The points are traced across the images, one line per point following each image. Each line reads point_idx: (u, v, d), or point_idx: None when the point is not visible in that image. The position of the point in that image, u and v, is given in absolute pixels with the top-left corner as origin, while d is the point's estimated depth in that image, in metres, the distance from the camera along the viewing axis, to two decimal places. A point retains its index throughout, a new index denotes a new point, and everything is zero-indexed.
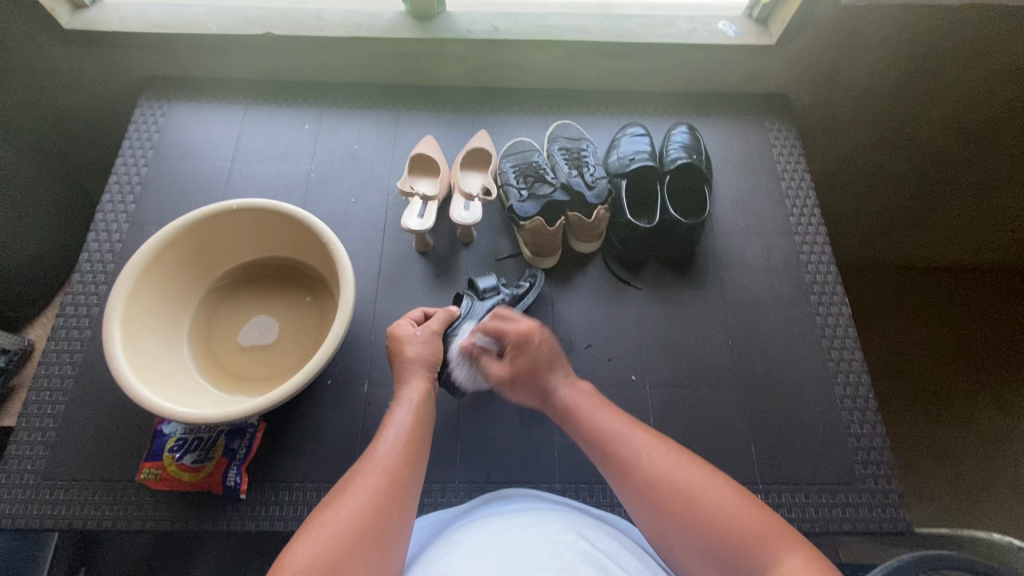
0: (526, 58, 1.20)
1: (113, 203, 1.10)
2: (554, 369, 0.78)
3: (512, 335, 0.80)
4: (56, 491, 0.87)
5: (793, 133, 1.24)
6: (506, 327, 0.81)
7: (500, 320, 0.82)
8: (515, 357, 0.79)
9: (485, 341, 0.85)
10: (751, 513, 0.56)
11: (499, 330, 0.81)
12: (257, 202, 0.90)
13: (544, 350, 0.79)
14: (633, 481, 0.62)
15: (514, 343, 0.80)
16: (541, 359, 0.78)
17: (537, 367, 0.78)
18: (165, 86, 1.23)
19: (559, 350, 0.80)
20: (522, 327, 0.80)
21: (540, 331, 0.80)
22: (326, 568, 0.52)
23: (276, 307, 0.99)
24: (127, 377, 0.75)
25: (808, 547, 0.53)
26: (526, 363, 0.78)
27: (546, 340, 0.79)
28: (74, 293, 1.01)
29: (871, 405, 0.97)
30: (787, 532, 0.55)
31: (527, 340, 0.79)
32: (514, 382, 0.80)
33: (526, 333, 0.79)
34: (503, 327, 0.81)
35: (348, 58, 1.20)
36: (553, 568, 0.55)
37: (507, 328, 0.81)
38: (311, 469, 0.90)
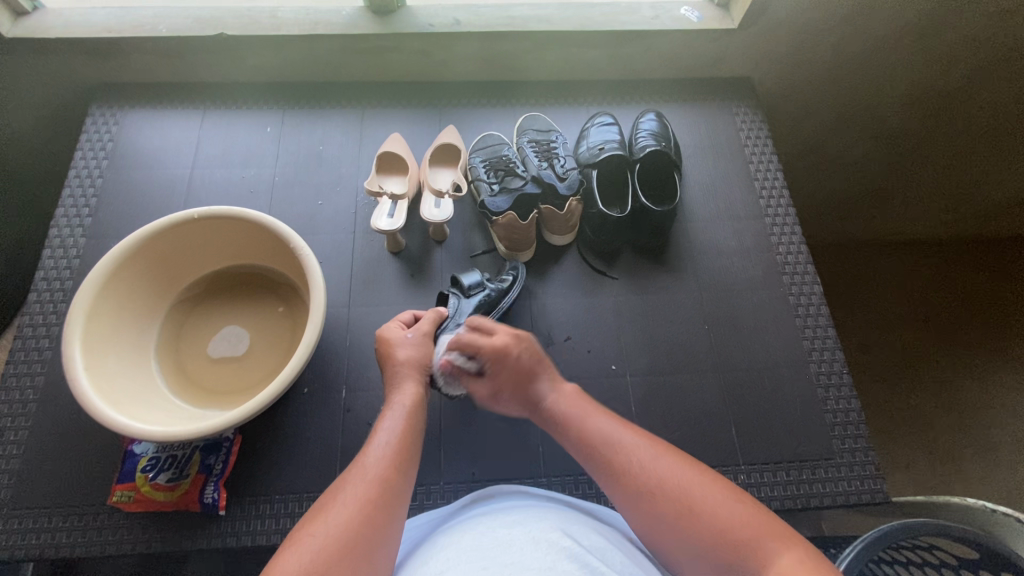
0: (491, 50, 1.18)
1: (68, 218, 1.05)
2: (538, 377, 0.76)
3: (489, 351, 0.75)
4: (24, 520, 0.83)
5: (760, 116, 1.25)
6: (479, 340, 0.76)
7: (470, 337, 0.77)
8: (496, 371, 0.76)
9: (462, 359, 0.79)
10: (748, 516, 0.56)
11: (473, 346, 0.76)
12: (219, 210, 0.87)
13: (526, 361, 0.76)
14: (628, 485, 0.62)
15: (491, 358, 0.75)
16: (523, 369, 0.75)
17: (522, 374, 0.75)
18: (116, 93, 1.18)
19: (540, 355, 0.77)
20: (498, 339, 0.76)
21: (517, 342, 0.75)
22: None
23: (246, 317, 0.96)
24: (88, 397, 0.72)
25: (800, 543, 0.53)
26: (508, 379, 0.75)
27: (526, 348, 0.76)
28: (32, 312, 0.97)
29: (845, 380, 0.99)
30: (778, 529, 0.55)
31: (506, 354, 0.75)
32: (502, 395, 0.77)
33: (503, 345, 0.75)
34: (476, 343, 0.76)
35: (308, 58, 1.17)
36: (536, 567, 0.54)
37: (480, 344, 0.76)
38: (293, 480, 0.88)
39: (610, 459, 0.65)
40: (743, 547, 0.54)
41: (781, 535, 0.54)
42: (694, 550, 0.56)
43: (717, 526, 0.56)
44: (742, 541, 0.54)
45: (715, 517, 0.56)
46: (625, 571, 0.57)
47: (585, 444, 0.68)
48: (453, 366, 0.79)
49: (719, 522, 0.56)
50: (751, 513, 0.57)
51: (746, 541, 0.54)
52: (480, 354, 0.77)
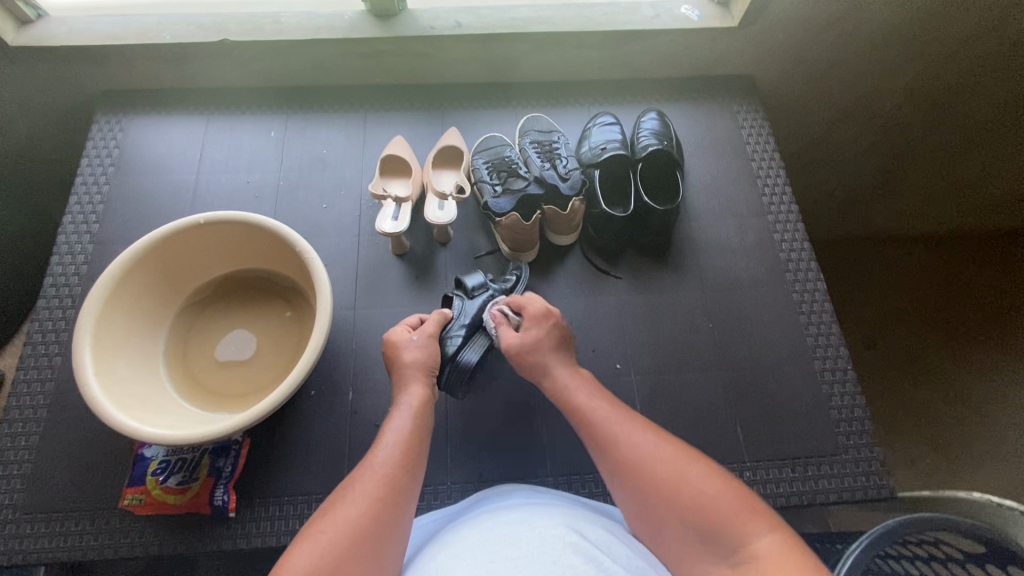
0: (492, 51, 1.18)
1: (76, 224, 1.06)
2: (560, 352, 0.81)
3: (535, 309, 0.84)
4: (37, 524, 0.84)
5: (761, 113, 1.25)
6: (533, 301, 0.86)
7: (526, 296, 0.87)
8: (529, 330, 0.83)
9: (510, 312, 0.87)
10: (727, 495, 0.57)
11: (523, 302, 0.86)
12: (225, 215, 0.88)
13: (555, 333, 0.83)
14: (619, 459, 0.64)
15: (533, 317, 0.84)
16: (551, 338, 0.82)
17: (543, 347, 0.81)
18: (121, 99, 1.19)
19: (569, 335, 0.85)
20: (544, 304, 0.85)
21: (558, 314, 0.85)
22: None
23: (253, 321, 0.97)
24: (99, 403, 0.73)
25: (781, 526, 0.54)
26: (535, 342, 0.81)
27: (561, 324, 0.84)
28: (41, 319, 0.98)
29: (849, 376, 0.99)
30: (759, 509, 0.56)
31: (547, 318, 0.84)
32: (523, 363, 0.81)
33: (549, 310, 0.85)
34: (528, 301, 0.86)
35: (311, 62, 1.18)
36: (543, 561, 0.54)
37: (532, 302, 0.85)
38: (302, 482, 0.89)
39: (607, 435, 0.67)
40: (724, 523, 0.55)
41: (766, 516, 0.55)
42: (678, 524, 0.57)
43: (700, 503, 0.57)
44: (727, 519, 0.55)
45: (700, 495, 0.58)
46: (632, 564, 0.57)
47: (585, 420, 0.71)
48: (500, 314, 0.87)
49: (703, 500, 0.57)
50: (737, 493, 0.58)
51: (727, 517, 0.55)
52: (524, 312, 0.85)
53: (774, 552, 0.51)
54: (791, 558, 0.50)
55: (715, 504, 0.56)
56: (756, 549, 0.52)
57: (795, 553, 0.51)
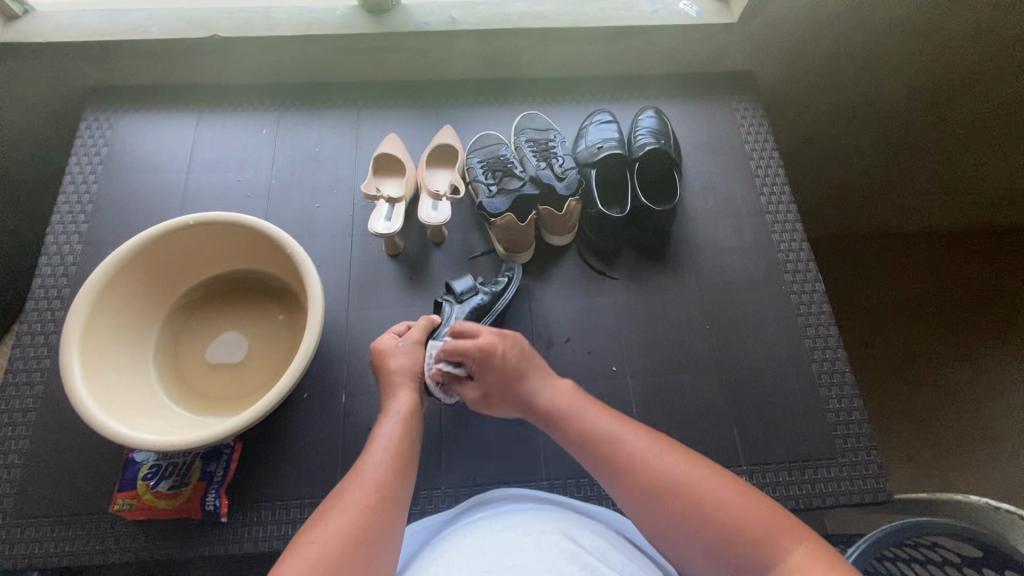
0: (488, 48, 1.16)
1: (65, 224, 1.05)
2: (526, 375, 0.75)
3: (474, 352, 0.75)
4: (27, 529, 0.83)
5: (760, 111, 1.23)
6: (467, 345, 0.75)
7: (460, 339, 0.77)
8: (483, 377, 0.75)
9: (451, 366, 0.78)
10: (751, 507, 0.56)
11: (459, 351, 0.75)
12: (214, 215, 0.87)
13: (512, 356, 0.75)
14: (630, 482, 0.61)
15: (475, 360, 0.75)
16: (510, 368, 0.75)
17: (510, 372, 0.75)
18: (110, 96, 1.17)
19: (528, 350, 0.77)
20: (482, 340, 0.75)
21: (502, 340, 0.75)
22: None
23: (245, 322, 0.96)
24: (88, 408, 0.72)
25: (810, 534, 0.53)
26: (497, 380, 0.75)
27: (512, 347, 0.76)
28: (30, 321, 0.97)
29: (847, 378, 0.98)
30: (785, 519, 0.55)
31: (489, 355, 0.74)
32: (491, 399, 0.77)
33: (487, 346, 0.75)
34: (462, 347, 0.75)
35: (303, 58, 1.16)
36: (539, 568, 0.53)
37: (468, 347, 0.75)
38: (295, 487, 0.88)
39: (611, 453, 0.64)
40: (754, 542, 0.53)
41: (790, 529, 0.54)
42: (706, 547, 0.55)
43: (727, 523, 0.55)
44: (753, 535, 0.54)
45: (721, 512, 0.56)
46: (626, 571, 0.56)
47: (583, 438, 0.67)
48: (444, 373, 0.78)
49: (729, 519, 0.55)
50: (756, 505, 0.56)
51: (758, 536, 0.53)
52: (466, 359, 0.76)
53: (808, 565, 0.50)
54: (822, 570, 0.50)
55: (742, 524, 0.54)
56: (791, 569, 0.51)
57: (826, 561, 0.50)
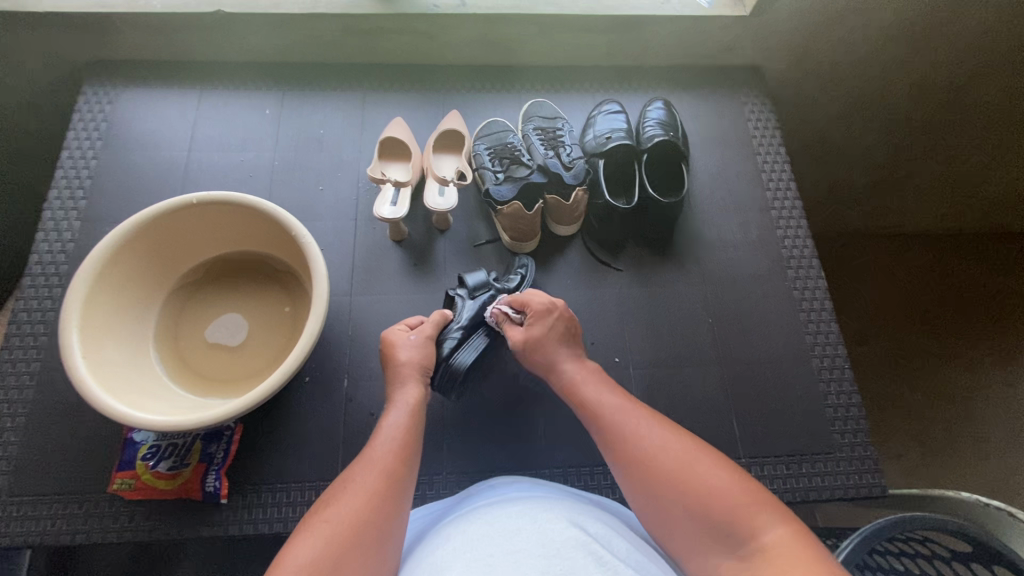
0: (497, 33, 1.15)
1: (62, 200, 1.03)
2: (566, 344, 0.81)
3: (538, 303, 0.84)
4: (24, 507, 0.83)
5: (768, 106, 1.23)
6: (533, 298, 0.85)
7: (529, 293, 0.86)
8: (533, 324, 0.82)
9: (512, 310, 0.86)
10: (738, 486, 0.57)
11: (527, 299, 0.85)
12: (218, 195, 0.85)
13: (559, 325, 0.83)
14: (634, 459, 0.63)
15: (536, 311, 0.83)
16: (555, 333, 0.82)
17: (550, 338, 0.81)
18: (109, 70, 1.15)
19: (575, 330, 0.85)
20: (550, 300, 0.85)
21: (563, 306, 0.85)
22: (328, 567, 0.51)
23: (247, 305, 0.95)
24: (91, 390, 0.70)
25: (797, 522, 0.53)
26: (540, 334, 0.81)
27: (566, 314, 0.84)
28: (26, 298, 0.95)
29: (847, 375, 0.99)
30: (777, 506, 0.55)
31: (549, 312, 0.83)
32: (525, 350, 0.81)
33: (551, 305, 0.84)
34: (530, 299, 0.85)
35: (309, 38, 1.14)
36: (542, 555, 0.53)
37: (535, 299, 0.85)
38: (295, 470, 0.88)
39: (619, 431, 0.66)
40: (735, 517, 0.54)
41: (776, 512, 0.54)
42: (693, 526, 0.56)
43: (711, 498, 0.56)
44: (736, 514, 0.54)
45: (708, 488, 0.57)
46: (632, 559, 0.56)
47: (599, 414, 0.69)
48: (503, 312, 0.86)
49: (715, 494, 0.56)
50: (746, 489, 0.57)
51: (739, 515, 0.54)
52: (528, 307, 0.84)
53: (786, 544, 0.50)
54: (798, 550, 0.50)
55: (726, 500, 0.55)
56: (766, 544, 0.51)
57: (804, 543, 0.51)
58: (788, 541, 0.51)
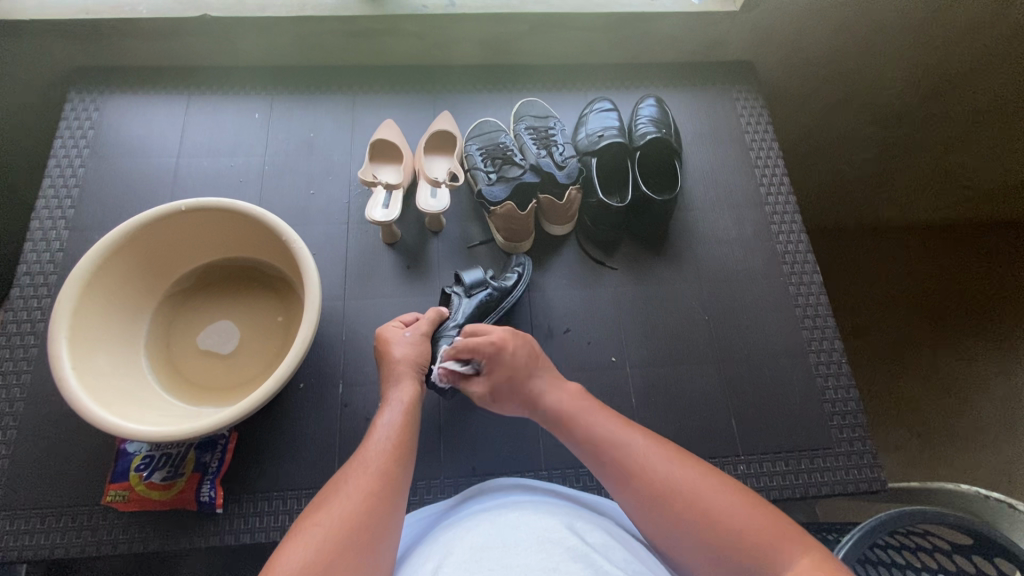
0: (486, 33, 1.14)
1: (50, 209, 1.02)
2: (535, 370, 0.75)
3: (486, 348, 0.75)
4: (17, 521, 0.81)
5: (760, 101, 1.23)
6: (479, 341, 0.75)
7: (472, 335, 0.77)
8: (491, 372, 0.75)
9: (460, 364, 0.78)
10: (756, 514, 0.56)
11: (470, 347, 0.76)
12: (207, 201, 0.84)
13: (523, 351, 0.76)
14: (643, 489, 0.60)
15: (487, 355, 0.75)
16: (520, 360, 0.75)
17: (518, 370, 0.74)
18: (95, 77, 1.13)
19: (537, 351, 0.78)
20: (496, 336, 0.76)
21: (512, 337, 0.75)
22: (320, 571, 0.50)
23: (239, 312, 0.94)
24: (80, 400, 0.69)
25: (818, 548, 0.53)
26: (505, 378, 0.74)
27: (522, 345, 0.76)
28: (16, 309, 0.94)
29: (844, 369, 0.99)
30: (795, 533, 0.55)
31: (500, 350, 0.74)
32: (497, 394, 0.75)
33: (502, 341, 0.75)
34: (475, 343, 0.75)
35: (297, 41, 1.13)
36: (538, 568, 0.52)
37: (480, 343, 0.75)
38: (291, 477, 0.87)
39: (625, 463, 0.62)
40: (757, 548, 0.54)
41: (795, 538, 0.54)
42: (713, 556, 0.55)
43: (732, 529, 0.55)
44: (758, 546, 0.54)
45: (734, 526, 0.55)
46: (629, 567, 0.55)
47: (595, 443, 0.66)
48: (450, 371, 0.78)
49: (734, 525, 0.55)
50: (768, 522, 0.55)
51: (764, 544, 0.54)
52: (476, 355, 0.76)
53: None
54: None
55: (747, 532, 0.54)
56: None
57: (828, 569, 0.51)
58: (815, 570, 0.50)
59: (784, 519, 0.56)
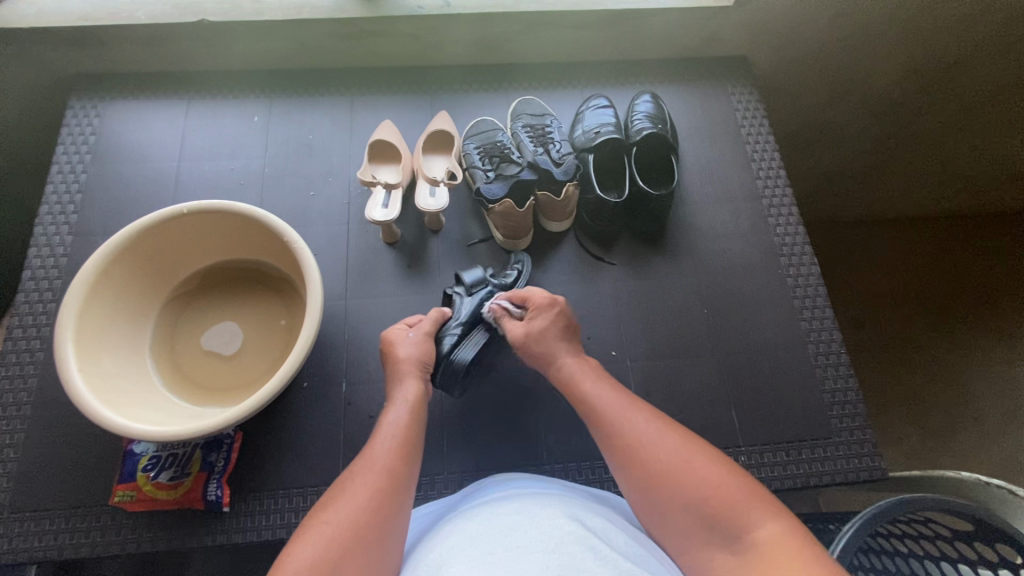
0: (481, 33, 1.15)
1: (53, 215, 1.03)
2: (565, 338, 0.82)
3: (539, 298, 0.85)
4: (26, 523, 0.82)
5: (756, 96, 1.24)
6: (534, 292, 0.86)
7: (528, 288, 0.87)
8: (535, 318, 0.83)
9: (513, 305, 0.87)
10: (731, 482, 0.56)
11: (527, 293, 0.86)
12: (210, 204, 0.85)
13: (559, 322, 0.83)
14: (628, 454, 0.63)
15: (537, 305, 0.84)
16: (554, 328, 0.82)
17: (549, 335, 0.81)
18: (95, 85, 1.14)
19: (575, 328, 0.85)
20: (550, 295, 0.85)
21: (565, 303, 0.85)
22: (329, 569, 0.51)
23: (243, 313, 0.95)
24: (87, 402, 0.70)
25: (794, 521, 0.53)
26: (541, 327, 0.82)
27: (567, 313, 0.84)
28: (21, 314, 0.95)
29: (843, 360, 1.00)
30: (772, 504, 0.55)
31: (550, 305, 0.84)
32: (527, 348, 0.82)
33: (552, 300, 0.84)
34: (531, 293, 0.86)
35: (295, 43, 1.13)
36: (540, 549, 0.53)
37: (534, 293, 0.86)
38: (297, 475, 0.88)
39: (616, 425, 0.66)
40: (726, 512, 0.54)
41: (769, 506, 0.54)
42: (684, 515, 0.56)
43: (705, 494, 0.56)
44: (727, 510, 0.54)
45: (702, 484, 0.57)
46: (631, 552, 0.56)
47: (596, 407, 0.70)
48: (502, 308, 0.87)
49: (709, 490, 0.56)
50: (745, 488, 0.56)
51: (734, 508, 0.54)
52: (529, 301, 0.86)
53: (777, 542, 0.50)
54: (790, 545, 0.50)
55: (720, 496, 0.55)
56: (758, 539, 0.51)
57: (796, 539, 0.50)
58: (779, 536, 0.51)
59: (764, 493, 0.56)
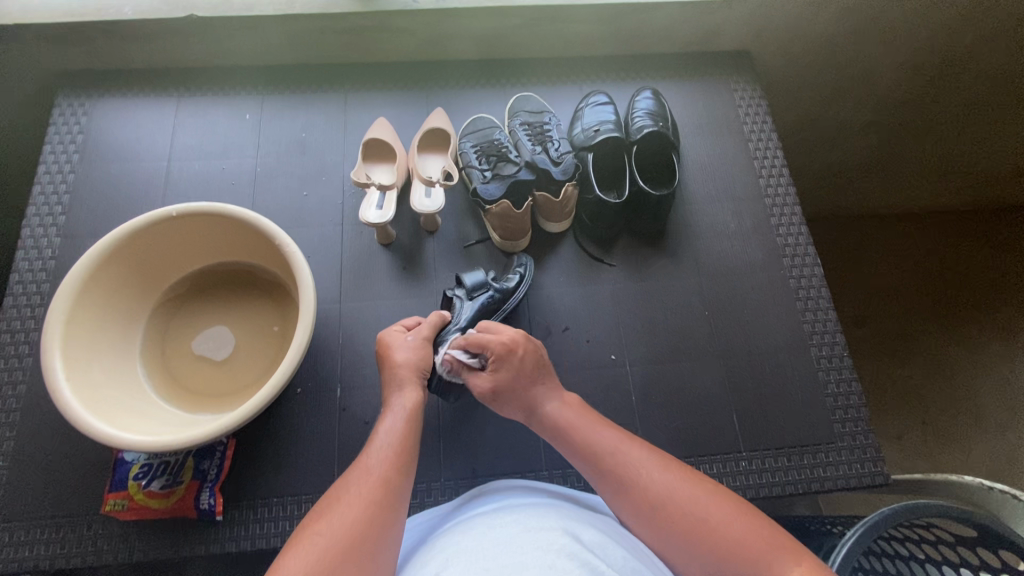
0: (478, 28, 1.12)
1: (40, 216, 1.00)
2: (537, 381, 0.75)
3: (495, 346, 0.77)
4: (16, 532, 0.81)
5: (759, 91, 1.21)
6: (488, 338, 0.78)
7: (480, 332, 0.79)
8: (498, 370, 0.76)
9: (467, 356, 0.80)
10: (752, 528, 0.55)
11: (480, 343, 0.78)
12: (200, 206, 0.83)
13: (527, 364, 0.76)
14: (637, 498, 0.61)
15: (497, 354, 0.77)
16: (524, 372, 0.75)
17: (523, 378, 0.75)
18: (83, 82, 1.12)
19: (544, 362, 0.78)
20: (507, 337, 0.78)
21: (525, 340, 0.78)
22: None
23: (235, 317, 0.93)
24: (74, 412, 0.69)
25: (813, 562, 0.52)
26: (508, 378, 0.75)
27: (530, 351, 0.77)
28: (8, 319, 0.93)
29: (846, 363, 0.98)
30: (793, 547, 0.53)
31: (510, 351, 0.76)
32: (500, 395, 0.76)
33: (511, 344, 0.77)
34: (485, 340, 0.78)
35: (287, 39, 1.11)
36: (537, 566, 0.51)
37: (488, 339, 0.78)
38: (291, 482, 0.86)
39: (620, 470, 0.63)
40: (750, 558, 0.52)
41: (789, 550, 0.53)
42: (704, 562, 0.54)
43: (729, 540, 0.54)
44: (750, 556, 0.53)
45: (725, 530, 0.55)
46: (626, 567, 0.55)
47: (595, 451, 0.66)
48: (455, 360, 0.79)
49: (732, 538, 0.54)
50: (766, 530, 0.55)
51: (758, 555, 0.52)
52: (486, 350, 0.78)
53: None
54: None
55: (744, 543, 0.54)
56: None
57: None
58: None
59: (783, 535, 0.55)
